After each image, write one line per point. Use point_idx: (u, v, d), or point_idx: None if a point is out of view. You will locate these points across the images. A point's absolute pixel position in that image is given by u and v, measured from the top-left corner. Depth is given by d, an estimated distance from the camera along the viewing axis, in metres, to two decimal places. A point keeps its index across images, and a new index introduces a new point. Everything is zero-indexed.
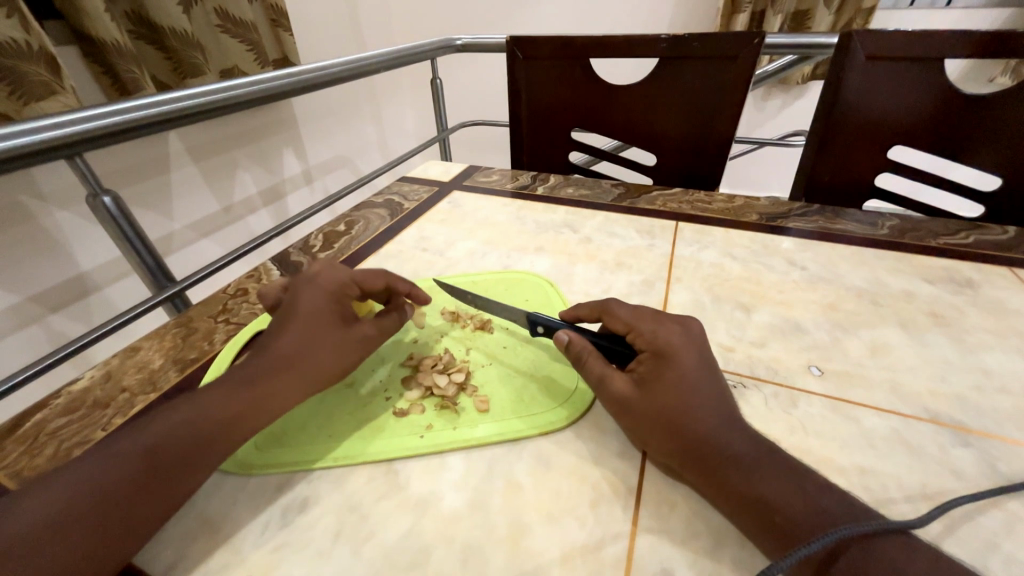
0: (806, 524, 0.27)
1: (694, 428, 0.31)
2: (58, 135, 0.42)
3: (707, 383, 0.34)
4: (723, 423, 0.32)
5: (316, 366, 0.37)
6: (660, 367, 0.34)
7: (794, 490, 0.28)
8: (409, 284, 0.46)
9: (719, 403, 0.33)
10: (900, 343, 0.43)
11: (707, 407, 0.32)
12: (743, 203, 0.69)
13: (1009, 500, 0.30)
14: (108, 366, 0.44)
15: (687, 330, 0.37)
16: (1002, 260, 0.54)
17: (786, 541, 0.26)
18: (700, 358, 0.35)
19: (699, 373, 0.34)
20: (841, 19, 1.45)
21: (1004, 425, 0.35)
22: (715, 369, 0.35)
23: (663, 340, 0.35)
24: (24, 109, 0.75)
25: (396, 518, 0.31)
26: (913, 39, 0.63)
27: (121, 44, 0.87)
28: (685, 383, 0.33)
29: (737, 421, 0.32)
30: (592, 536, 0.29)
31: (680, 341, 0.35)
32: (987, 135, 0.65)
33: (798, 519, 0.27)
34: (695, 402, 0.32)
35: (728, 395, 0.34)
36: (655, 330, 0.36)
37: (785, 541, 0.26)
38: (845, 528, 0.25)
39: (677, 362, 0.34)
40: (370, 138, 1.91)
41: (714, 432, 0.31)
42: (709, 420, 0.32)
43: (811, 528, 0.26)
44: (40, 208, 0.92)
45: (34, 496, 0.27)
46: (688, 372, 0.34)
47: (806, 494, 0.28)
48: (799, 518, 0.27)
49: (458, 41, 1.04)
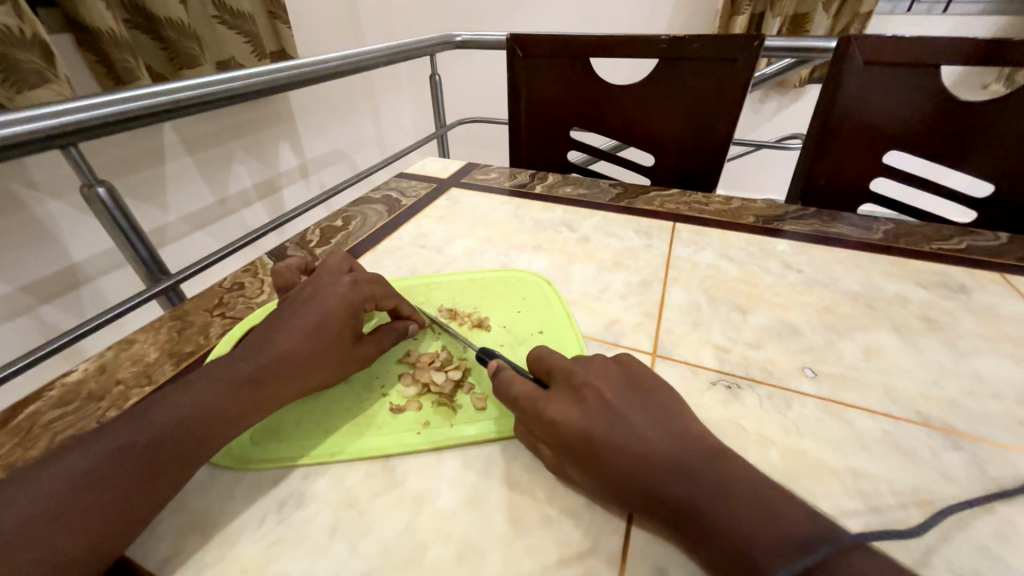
0: (773, 554, 0.24)
1: (625, 484, 0.29)
2: (48, 126, 0.41)
3: (621, 434, 0.31)
4: (654, 474, 0.29)
5: (318, 374, 0.38)
6: (564, 447, 0.31)
7: (752, 515, 0.26)
8: (415, 309, 0.47)
9: (641, 445, 0.30)
10: (894, 346, 0.44)
11: (627, 456, 0.30)
12: (741, 204, 0.70)
13: (999, 506, 0.31)
14: (102, 358, 0.44)
15: (577, 396, 0.33)
16: (994, 266, 0.54)
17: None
18: (603, 411, 0.32)
19: (608, 433, 0.31)
20: (838, 24, 1.46)
21: (993, 429, 0.36)
22: (624, 422, 0.31)
23: (553, 428, 0.32)
24: (16, 97, 0.74)
25: (393, 514, 0.31)
26: (909, 47, 0.64)
27: (116, 33, 0.85)
28: (597, 468, 0.30)
29: (670, 461, 0.29)
30: (588, 535, 0.30)
31: (571, 410, 0.32)
32: (981, 143, 0.65)
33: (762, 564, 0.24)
34: (615, 463, 0.30)
35: (654, 443, 0.30)
36: (542, 416, 0.33)
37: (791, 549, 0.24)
38: (857, 536, 0.25)
39: (574, 446, 0.31)
40: (367, 133, 1.90)
41: (648, 477, 0.29)
42: (638, 483, 0.29)
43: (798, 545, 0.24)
44: (32, 198, 0.91)
45: (36, 479, 0.27)
46: (595, 440, 0.30)
47: (775, 515, 0.26)
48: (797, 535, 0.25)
49: (457, 38, 1.03)
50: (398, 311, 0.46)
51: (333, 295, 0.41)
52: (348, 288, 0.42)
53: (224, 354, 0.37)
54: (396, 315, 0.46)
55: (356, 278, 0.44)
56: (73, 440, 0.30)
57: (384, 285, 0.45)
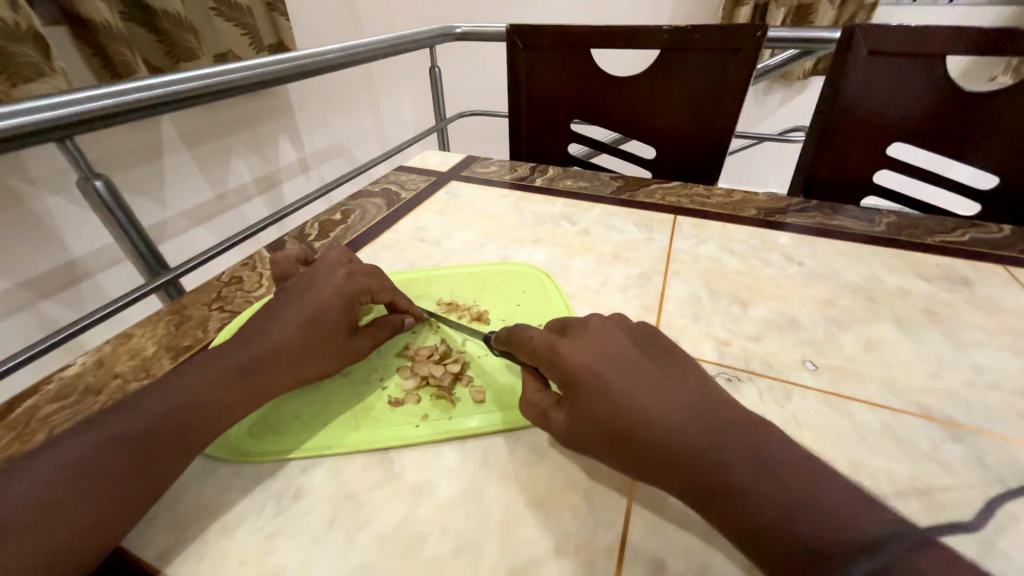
0: (786, 495, 0.24)
1: (635, 435, 0.29)
2: (38, 119, 0.40)
3: (631, 379, 0.31)
4: (661, 418, 0.29)
5: (313, 366, 0.38)
6: (574, 389, 0.32)
7: (769, 472, 0.25)
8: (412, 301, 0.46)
9: (652, 399, 0.30)
10: (895, 339, 0.44)
11: (640, 406, 0.30)
12: (742, 197, 0.69)
13: (999, 498, 0.30)
14: (100, 352, 0.44)
15: (591, 339, 0.35)
16: (997, 258, 0.54)
17: (778, 531, 0.23)
18: (614, 359, 0.33)
19: (619, 376, 0.32)
20: (844, 14, 1.44)
21: (994, 420, 0.36)
22: (636, 368, 0.32)
23: (566, 367, 0.33)
24: (13, 91, 0.73)
25: (390, 506, 0.31)
26: (915, 36, 0.63)
27: (113, 26, 0.85)
28: (605, 405, 0.30)
29: (679, 408, 0.29)
30: (585, 526, 0.30)
31: (584, 352, 0.34)
32: (987, 134, 0.65)
33: (770, 508, 0.24)
34: (628, 411, 0.30)
35: (664, 390, 0.31)
36: (556, 356, 0.34)
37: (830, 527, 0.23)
38: None
39: (583, 385, 0.32)
40: (367, 127, 1.89)
41: (659, 430, 0.28)
42: (644, 426, 0.29)
43: (831, 526, 0.23)
44: (30, 193, 0.90)
45: (30, 471, 0.27)
46: (606, 378, 0.31)
47: (787, 469, 0.25)
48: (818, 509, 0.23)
49: (457, 29, 1.02)
50: (394, 303, 0.46)
51: (329, 287, 0.41)
52: (344, 281, 0.42)
53: (220, 345, 0.37)
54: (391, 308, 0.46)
55: (351, 270, 0.43)
56: (69, 430, 0.30)
57: (380, 278, 0.45)
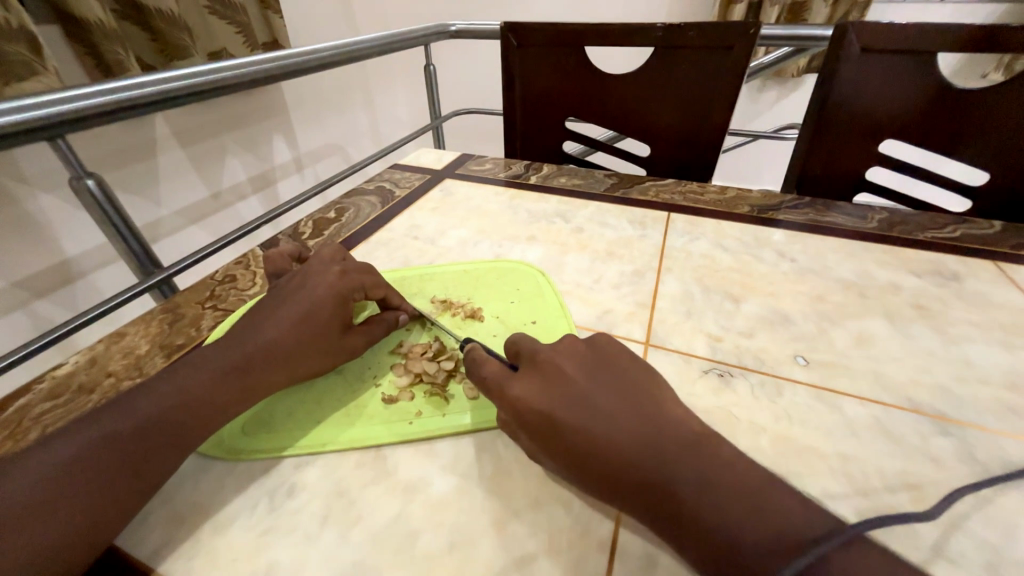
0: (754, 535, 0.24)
1: (598, 479, 0.28)
2: (30, 118, 0.40)
3: (585, 415, 0.30)
4: (621, 459, 0.28)
5: (307, 363, 0.38)
6: (531, 431, 0.31)
7: (735, 509, 0.25)
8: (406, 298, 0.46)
9: (611, 436, 0.29)
10: (885, 334, 0.44)
11: (599, 447, 0.28)
12: (736, 194, 0.69)
13: (986, 490, 0.31)
14: (92, 351, 0.43)
15: (543, 372, 0.33)
16: (987, 254, 0.54)
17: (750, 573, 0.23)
18: (567, 392, 0.31)
19: (573, 413, 0.30)
20: (837, 11, 1.44)
21: (982, 414, 0.36)
22: (591, 400, 0.31)
23: (520, 408, 0.31)
24: (5, 89, 0.73)
25: (384, 502, 0.31)
26: (907, 33, 0.63)
27: (105, 24, 0.84)
28: (564, 448, 0.29)
29: (639, 444, 0.28)
30: (578, 520, 0.30)
31: (535, 388, 0.32)
32: (978, 131, 0.65)
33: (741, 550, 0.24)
34: (594, 444, 0.29)
35: (622, 422, 0.29)
36: (508, 395, 0.32)
37: (810, 528, 0.24)
38: None
39: (539, 428, 0.30)
40: (362, 125, 1.89)
41: (622, 472, 0.27)
42: (607, 469, 0.28)
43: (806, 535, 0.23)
44: (22, 192, 0.90)
45: (20, 471, 0.27)
46: (561, 418, 0.30)
47: (759, 493, 0.25)
48: (793, 537, 0.23)
49: (452, 27, 1.01)
50: (388, 301, 0.46)
51: (322, 285, 0.41)
52: (337, 279, 0.42)
53: (212, 343, 0.37)
54: (385, 305, 0.46)
55: (345, 267, 0.43)
56: (61, 428, 0.30)
57: (374, 276, 0.45)
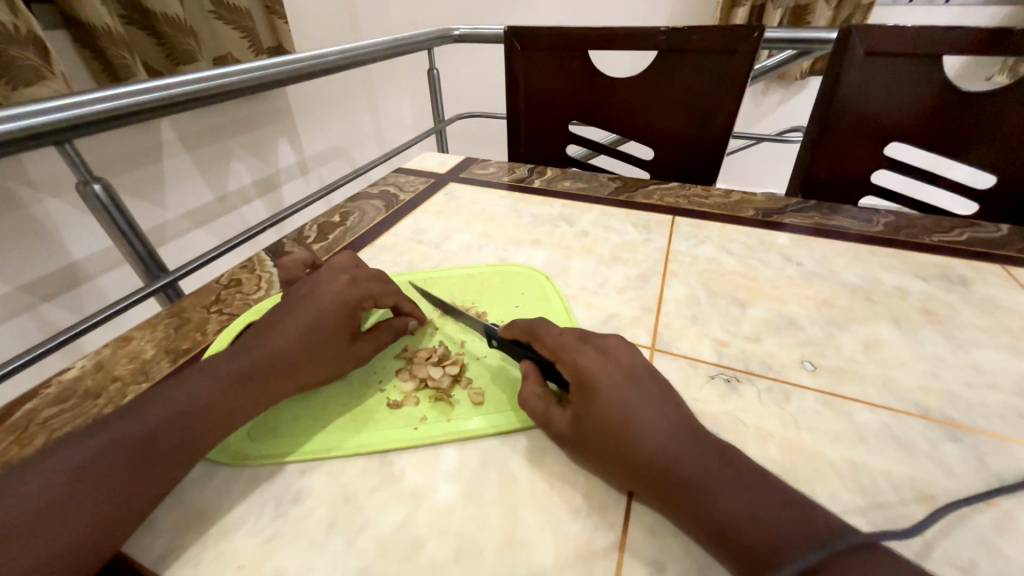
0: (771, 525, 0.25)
1: (637, 448, 0.30)
2: (38, 124, 0.40)
3: (640, 396, 0.32)
4: (663, 439, 0.30)
5: (315, 372, 0.38)
6: (588, 394, 0.33)
7: (756, 504, 0.26)
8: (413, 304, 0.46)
9: (658, 418, 0.31)
10: (893, 339, 0.44)
11: (646, 423, 0.31)
12: (741, 198, 0.69)
13: (997, 498, 0.31)
14: (99, 356, 0.44)
15: (611, 353, 0.35)
16: (995, 258, 0.54)
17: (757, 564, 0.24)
18: (629, 373, 0.34)
19: (633, 389, 0.33)
20: (840, 14, 1.44)
21: (991, 420, 0.36)
22: (648, 388, 0.33)
23: (585, 371, 0.34)
24: (12, 94, 0.74)
25: (389, 509, 0.31)
26: (911, 36, 0.63)
27: (112, 30, 0.85)
28: (614, 411, 0.31)
29: (681, 431, 0.30)
30: (584, 528, 0.30)
31: (602, 362, 0.35)
32: (985, 134, 0.65)
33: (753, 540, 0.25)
34: (636, 420, 0.31)
35: (670, 411, 0.32)
36: (575, 360, 0.35)
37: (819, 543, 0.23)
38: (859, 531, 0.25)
39: (598, 389, 0.33)
40: (366, 128, 1.89)
41: (662, 446, 0.29)
42: (648, 441, 0.30)
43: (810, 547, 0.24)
44: (30, 196, 0.90)
45: (33, 476, 0.27)
46: (621, 390, 0.32)
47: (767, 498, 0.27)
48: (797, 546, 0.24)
49: (456, 31, 1.02)
50: (396, 308, 0.46)
51: (331, 292, 0.41)
52: (346, 286, 0.42)
53: (223, 350, 0.37)
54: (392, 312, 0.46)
55: (353, 275, 0.43)
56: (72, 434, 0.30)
57: (382, 283, 0.45)
